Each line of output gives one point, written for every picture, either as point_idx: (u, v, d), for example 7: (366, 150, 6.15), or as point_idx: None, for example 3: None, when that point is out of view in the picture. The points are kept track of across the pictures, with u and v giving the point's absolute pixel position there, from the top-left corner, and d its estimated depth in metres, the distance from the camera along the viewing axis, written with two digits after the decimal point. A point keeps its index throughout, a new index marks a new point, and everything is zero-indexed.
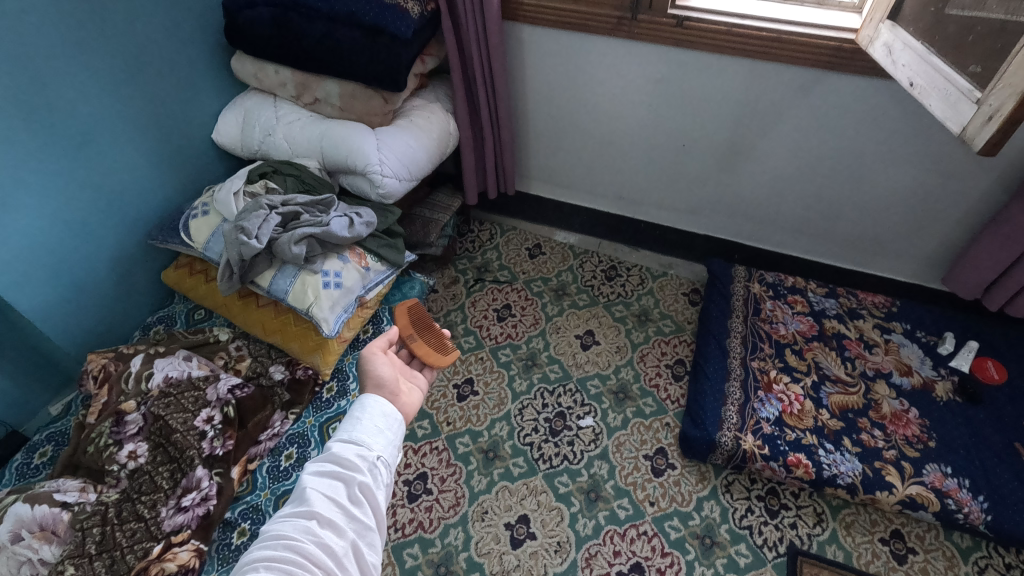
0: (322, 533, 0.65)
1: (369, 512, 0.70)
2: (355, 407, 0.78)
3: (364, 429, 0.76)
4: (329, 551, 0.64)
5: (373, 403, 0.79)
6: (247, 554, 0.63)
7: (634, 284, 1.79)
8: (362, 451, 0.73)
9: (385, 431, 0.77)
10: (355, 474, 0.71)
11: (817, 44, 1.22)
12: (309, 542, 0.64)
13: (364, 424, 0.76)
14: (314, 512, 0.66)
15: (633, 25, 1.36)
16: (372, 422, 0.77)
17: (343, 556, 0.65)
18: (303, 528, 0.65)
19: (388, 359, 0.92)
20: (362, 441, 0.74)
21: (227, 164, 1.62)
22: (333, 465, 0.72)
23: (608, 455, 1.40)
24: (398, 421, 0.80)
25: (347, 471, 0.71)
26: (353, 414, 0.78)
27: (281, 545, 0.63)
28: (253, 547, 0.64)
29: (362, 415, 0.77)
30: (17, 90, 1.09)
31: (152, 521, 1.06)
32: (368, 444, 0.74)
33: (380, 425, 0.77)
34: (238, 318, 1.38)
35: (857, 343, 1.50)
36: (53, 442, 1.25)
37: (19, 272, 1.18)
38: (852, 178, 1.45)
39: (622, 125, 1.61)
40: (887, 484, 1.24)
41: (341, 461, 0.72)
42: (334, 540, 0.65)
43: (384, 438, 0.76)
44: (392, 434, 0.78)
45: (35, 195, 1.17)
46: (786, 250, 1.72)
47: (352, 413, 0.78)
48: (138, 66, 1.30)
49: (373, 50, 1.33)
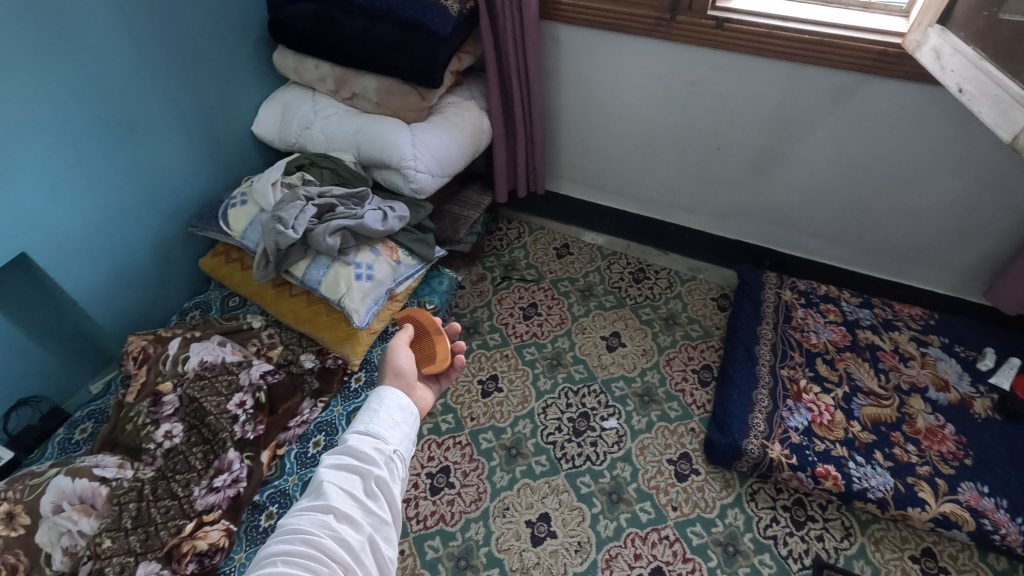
0: (339, 528, 0.66)
1: (384, 506, 0.71)
2: (372, 399, 0.79)
3: (381, 422, 0.76)
4: (346, 546, 0.65)
5: (390, 396, 0.79)
6: (264, 548, 0.64)
7: (662, 288, 1.77)
8: (379, 445, 0.74)
9: (401, 424, 0.77)
10: (372, 468, 0.71)
11: (861, 47, 1.20)
12: (325, 535, 0.65)
13: (382, 416, 0.77)
14: (331, 506, 0.67)
15: (672, 26, 1.35)
16: (388, 416, 0.77)
17: (359, 551, 0.65)
18: (319, 522, 0.66)
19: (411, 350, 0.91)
20: (378, 434, 0.75)
21: (265, 155, 1.66)
22: (350, 458, 0.72)
23: (631, 457, 1.39)
24: (413, 415, 0.80)
25: (363, 464, 0.72)
26: (370, 406, 0.78)
27: (298, 539, 0.64)
28: (270, 540, 0.65)
29: (378, 408, 0.78)
30: (70, 79, 1.14)
31: (186, 499, 1.09)
32: (385, 438, 0.74)
33: (397, 418, 0.77)
34: (272, 306, 1.41)
35: (892, 355, 1.46)
36: (93, 418, 1.29)
37: (64, 253, 1.22)
38: (891, 187, 1.42)
39: (655, 126, 1.60)
40: (919, 500, 1.21)
41: (358, 454, 0.72)
42: (350, 534, 0.66)
43: (400, 432, 0.76)
44: (408, 427, 0.79)
45: (84, 180, 1.22)
46: (818, 258, 1.68)
47: (369, 405, 0.78)
48: (185, 57, 1.34)
49: (411, 46, 1.34)
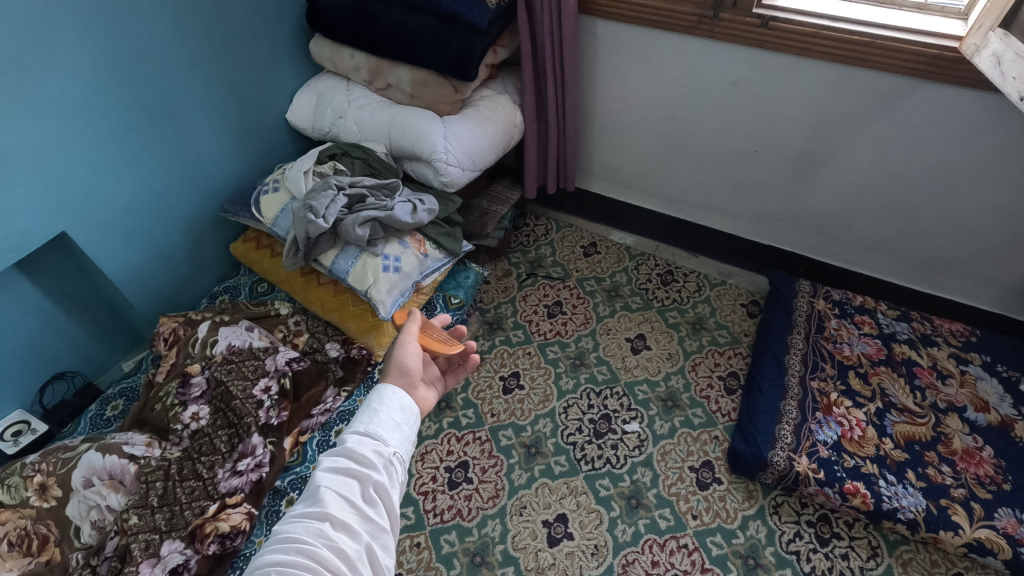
0: (336, 537, 0.63)
1: (383, 513, 0.68)
2: (372, 397, 0.76)
3: (381, 423, 0.73)
4: (343, 555, 0.62)
5: (392, 394, 0.76)
6: (258, 557, 0.61)
7: (690, 291, 1.74)
8: (378, 447, 0.71)
9: (401, 425, 0.74)
10: (371, 472, 0.69)
11: (915, 50, 1.15)
12: (321, 545, 0.62)
13: (382, 418, 0.74)
14: (328, 514, 0.64)
15: (714, 24, 1.32)
16: (389, 417, 0.74)
17: (356, 560, 0.63)
18: (316, 531, 0.63)
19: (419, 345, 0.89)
20: (377, 434, 0.72)
21: (298, 143, 1.67)
22: (348, 461, 0.70)
23: (652, 463, 1.37)
24: (414, 417, 0.77)
25: (362, 469, 0.69)
26: (370, 405, 0.75)
27: (293, 549, 0.61)
28: (263, 549, 0.62)
29: (379, 408, 0.75)
30: (114, 62, 1.16)
31: (210, 481, 1.11)
32: (384, 440, 0.71)
33: (397, 419, 0.74)
34: (299, 294, 1.42)
35: (929, 372, 1.41)
36: (124, 396, 1.33)
37: (101, 234, 1.25)
38: (938, 198, 1.37)
39: (691, 126, 1.57)
40: (952, 524, 1.17)
41: (357, 456, 0.70)
42: (347, 543, 0.64)
43: (400, 433, 0.73)
44: (408, 429, 0.75)
45: (123, 163, 1.24)
46: (855, 268, 1.63)
47: (369, 405, 0.75)
48: (225, 44, 1.35)
49: (447, 38, 1.33)
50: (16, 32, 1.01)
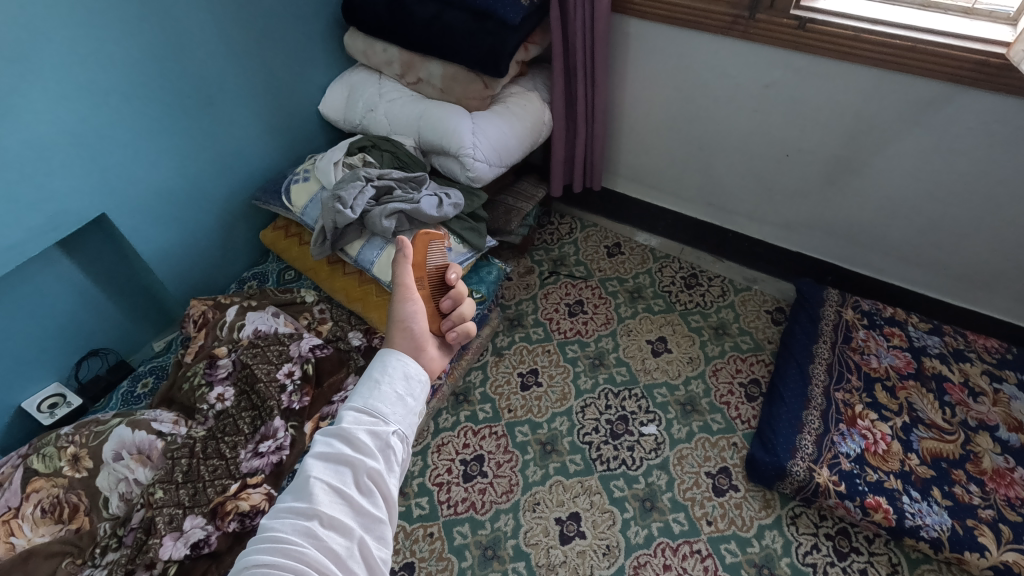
0: (325, 535, 0.58)
1: (379, 502, 0.63)
2: (374, 367, 0.71)
3: (382, 398, 0.68)
4: (333, 555, 0.58)
5: (396, 363, 0.71)
6: (242, 559, 0.56)
7: (715, 295, 1.72)
8: (377, 427, 0.66)
9: (405, 399, 0.69)
10: (366, 458, 0.64)
11: (959, 56, 1.12)
12: (309, 545, 0.57)
13: (382, 393, 0.68)
14: (316, 510, 0.59)
15: (750, 24, 1.30)
16: (390, 391, 0.69)
17: (347, 558, 0.58)
18: (303, 529, 0.58)
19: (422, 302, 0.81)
20: (377, 411, 0.67)
21: (329, 134, 1.70)
22: (341, 446, 0.64)
23: (668, 466, 1.36)
24: (419, 388, 0.71)
25: (356, 454, 0.64)
26: (372, 376, 0.70)
27: (278, 551, 0.56)
28: (248, 549, 0.57)
29: (380, 380, 0.69)
30: (159, 50, 1.20)
31: (232, 461, 1.14)
32: (384, 418, 0.67)
33: (400, 392, 0.69)
34: (325, 283, 1.45)
35: (961, 389, 1.37)
36: (154, 374, 1.37)
37: (138, 216, 1.29)
38: (977, 210, 1.32)
39: (721, 128, 1.55)
40: (978, 546, 1.13)
41: (351, 441, 0.64)
42: (337, 541, 0.59)
43: (402, 409, 0.68)
44: (411, 402, 0.70)
45: (162, 150, 1.28)
46: (887, 279, 1.59)
47: (371, 375, 0.70)
48: (263, 35, 1.39)
49: (480, 34, 1.34)
50: (65, 20, 1.05)
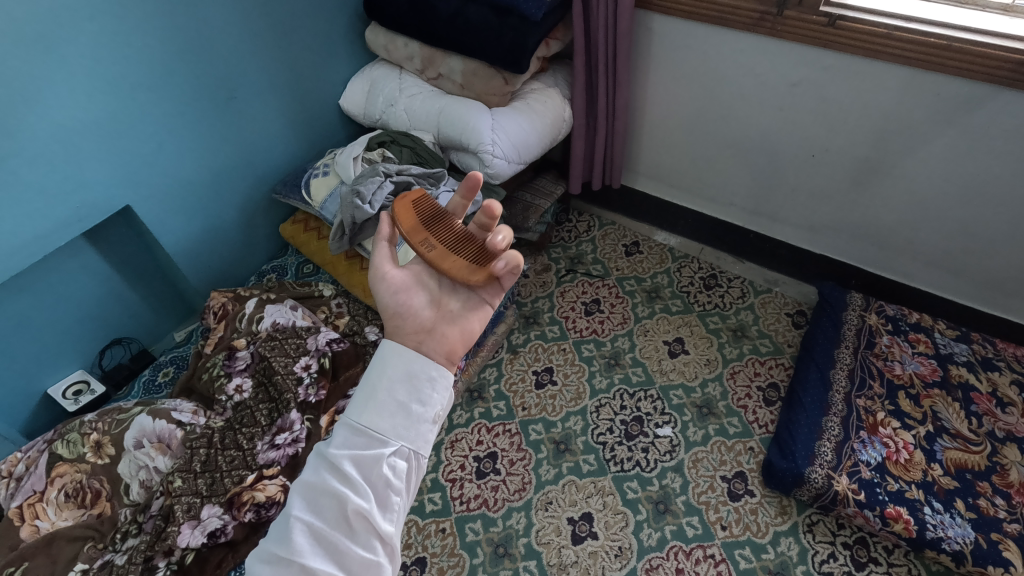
0: None
1: (367, 543, 0.61)
2: (374, 372, 0.67)
3: (378, 412, 0.65)
4: None
5: (396, 365, 0.67)
6: None
7: (734, 297, 1.69)
8: (367, 456, 0.63)
9: (406, 406, 0.66)
10: (353, 495, 0.61)
11: (997, 55, 1.09)
12: None
13: (377, 411, 0.65)
14: (296, 557, 0.58)
15: (778, 21, 1.27)
16: (387, 406, 0.65)
17: None
18: None
19: (410, 274, 0.79)
20: (371, 431, 0.64)
21: (349, 129, 1.70)
22: (327, 481, 0.62)
23: (683, 469, 1.34)
24: (420, 399, 0.67)
25: (342, 493, 0.61)
26: (370, 382, 0.66)
27: None
28: None
29: (378, 390, 0.66)
30: (184, 44, 1.21)
31: (249, 452, 1.15)
32: (379, 439, 0.64)
33: (401, 400, 0.66)
34: (343, 277, 1.45)
35: (988, 399, 1.33)
36: (175, 364, 1.40)
37: (162, 208, 1.31)
38: (1011, 215, 1.28)
39: (745, 127, 1.52)
40: (1002, 560, 1.10)
41: (338, 477, 0.62)
42: None
43: (403, 421, 0.65)
44: (410, 416, 0.66)
45: (186, 143, 1.30)
46: (914, 284, 1.54)
47: (370, 381, 0.66)
48: (286, 30, 1.40)
49: (501, 30, 1.34)
50: (94, 14, 1.06)
